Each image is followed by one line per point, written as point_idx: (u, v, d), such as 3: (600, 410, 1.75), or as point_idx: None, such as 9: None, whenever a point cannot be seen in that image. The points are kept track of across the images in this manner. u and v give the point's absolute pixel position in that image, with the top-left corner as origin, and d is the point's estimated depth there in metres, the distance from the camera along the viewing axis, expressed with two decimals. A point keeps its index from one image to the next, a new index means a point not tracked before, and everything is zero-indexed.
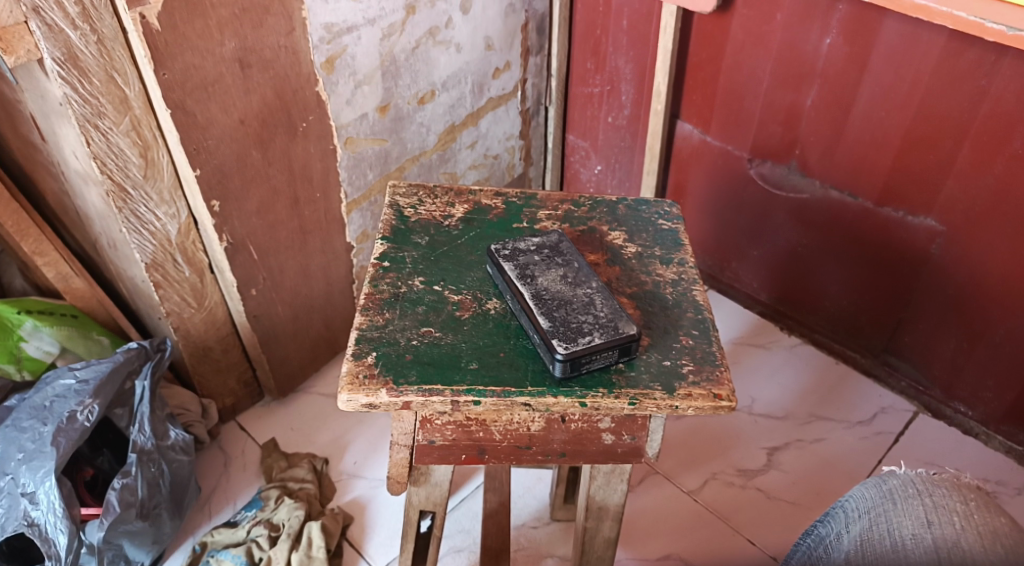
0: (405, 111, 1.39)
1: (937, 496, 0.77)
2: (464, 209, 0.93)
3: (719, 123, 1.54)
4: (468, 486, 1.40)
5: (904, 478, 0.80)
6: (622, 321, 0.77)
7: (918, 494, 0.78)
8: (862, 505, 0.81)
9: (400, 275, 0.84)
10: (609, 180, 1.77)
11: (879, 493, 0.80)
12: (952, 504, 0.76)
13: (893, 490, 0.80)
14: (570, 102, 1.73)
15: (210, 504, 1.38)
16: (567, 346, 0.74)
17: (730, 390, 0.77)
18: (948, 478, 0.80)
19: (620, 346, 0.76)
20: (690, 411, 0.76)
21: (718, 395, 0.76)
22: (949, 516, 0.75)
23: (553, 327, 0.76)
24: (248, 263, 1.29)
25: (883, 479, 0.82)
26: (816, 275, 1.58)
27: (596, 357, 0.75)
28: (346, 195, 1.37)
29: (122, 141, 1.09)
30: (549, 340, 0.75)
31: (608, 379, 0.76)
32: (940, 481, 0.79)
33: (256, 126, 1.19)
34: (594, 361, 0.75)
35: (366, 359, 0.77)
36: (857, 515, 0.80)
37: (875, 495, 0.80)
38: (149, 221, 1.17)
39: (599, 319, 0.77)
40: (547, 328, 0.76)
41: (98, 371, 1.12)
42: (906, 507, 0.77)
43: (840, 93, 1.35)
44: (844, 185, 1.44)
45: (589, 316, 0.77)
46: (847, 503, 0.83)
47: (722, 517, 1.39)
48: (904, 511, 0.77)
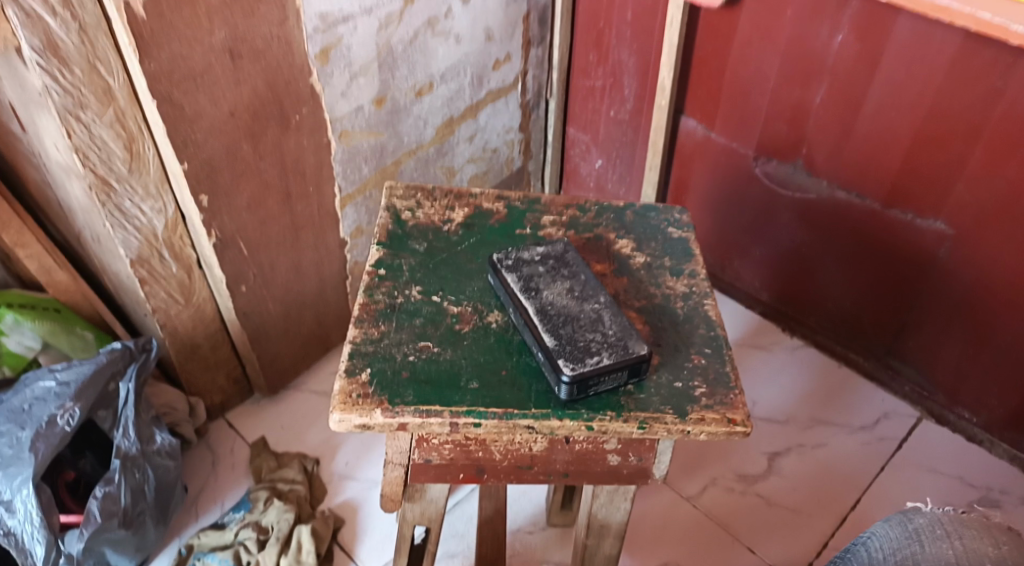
0: (402, 103, 1.35)
1: (967, 538, 0.74)
2: (464, 213, 0.89)
3: (724, 120, 1.50)
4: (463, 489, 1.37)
5: (931, 518, 0.77)
6: (632, 340, 0.73)
7: (945, 535, 0.75)
8: (886, 544, 0.78)
9: (397, 284, 0.80)
10: (610, 175, 1.73)
11: (904, 532, 0.77)
12: (981, 547, 0.73)
13: (918, 529, 0.77)
14: (571, 94, 1.69)
15: (197, 504, 1.35)
16: (573, 366, 0.70)
17: (745, 415, 0.73)
18: (977, 518, 0.77)
19: (630, 367, 0.72)
20: (703, 436, 0.73)
21: (732, 419, 0.72)
22: (980, 560, 0.72)
23: (559, 346, 0.72)
24: (237, 259, 1.25)
25: (908, 517, 0.79)
26: (819, 275, 1.54)
27: (603, 378, 0.71)
28: (340, 190, 1.33)
29: (105, 134, 1.04)
30: (555, 360, 0.71)
31: (617, 401, 0.72)
32: (968, 522, 0.76)
33: (246, 118, 1.14)
34: (602, 381, 0.71)
35: (359, 376, 0.73)
36: (881, 555, 0.77)
37: (900, 535, 0.77)
38: (134, 216, 1.13)
39: (607, 338, 0.73)
40: (553, 347, 0.72)
41: (80, 373, 1.07)
42: (933, 548, 0.74)
43: (850, 91, 1.31)
44: (851, 185, 1.40)
45: (597, 334, 0.73)
46: (869, 542, 0.80)
47: (722, 524, 1.36)
48: (933, 553, 0.74)
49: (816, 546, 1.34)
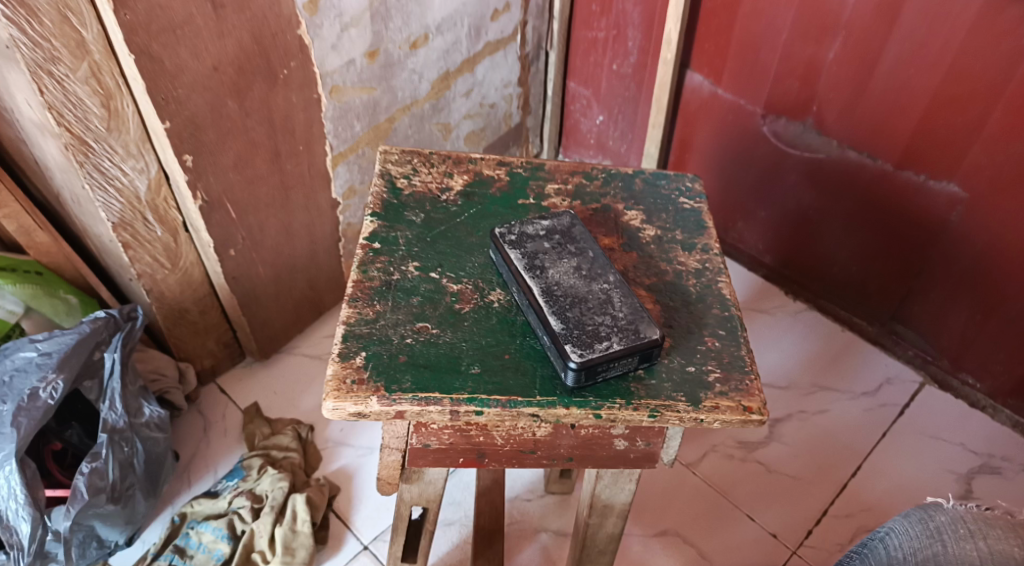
0: (396, 57, 1.29)
1: (993, 539, 0.73)
2: (464, 181, 0.84)
3: (732, 76, 1.44)
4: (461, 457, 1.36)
5: (952, 514, 0.76)
6: (643, 324, 0.69)
7: (969, 536, 0.73)
8: (906, 543, 0.76)
9: (393, 259, 0.76)
10: (611, 132, 1.67)
11: (925, 531, 0.75)
12: (1006, 550, 0.72)
13: (940, 528, 0.75)
14: (573, 47, 1.62)
15: (190, 471, 1.32)
16: (582, 353, 0.66)
17: (761, 402, 0.69)
18: (1001, 516, 0.75)
19: (641, 352, 0.68)
20: (716, 424, 0.70)
21: (748, 407, 0.69)
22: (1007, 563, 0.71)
23: (566, 330, 0.68)
24: (225, 222, 1.20)
25: (929, 514, 0.77)
26: (825, 238, 1.49)
27: (613, 364, 0.67)
28: (331, 148, 1.27)
29: (80, 90, 0.98)
30: (562, 346, 0.67)
31: (626, 388, 0.69)
32: (992, 521, 0.74)
33: (231, 73, 1.07)
34: (612, 367, 0.68)
35: (354, 360, 0.69)
36: (901, 554, 0.76)
37: (922, 534, 0.76)
38: (114, 177, 1.07)
39: (617, 321, 0.69)
40: (559, 331, 0.68)
41: (62, 343, 1.03)
42: (957, 551, 0.73)
43: (865, 48, 1.25)
44: (862, 146, 1.34)
45: (606, 318, 0.69)
46: (888, 538, 0.78)
47: (721, 492, 1.34)
48: (958, 555, 0.72)
49: (815, 514, 1.31)
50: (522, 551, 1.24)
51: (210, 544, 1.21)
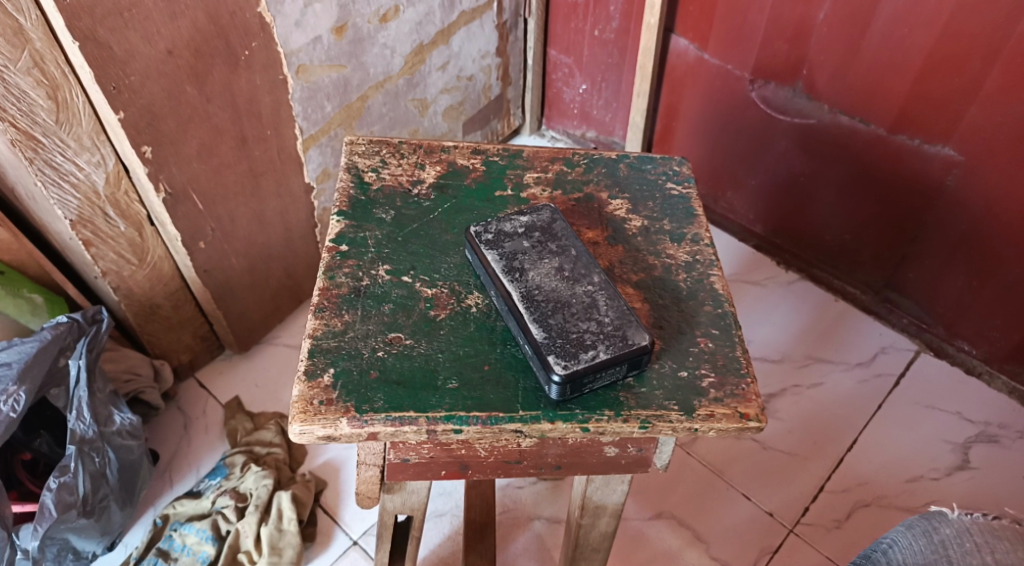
0: (365, 32, 1.22)
1: (1001, 552, 0.70)
2: (437, 172, 0.81)
3: (719, 40, 1.36)
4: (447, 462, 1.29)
5: (958, 526, 0.73)
6: (632, 330, 0.66)
7: (976, 550, 0.71)
8: (911, 557, 0.74)
9: (362, 263, 0.73)
10: (595, 101, 1.62)
11: (930, 545, 0.73)
12: (1015, 563, 0.69)
13: (946, 542, 0.72)
14: (553, 13, 1.55)
15: (171, 470, 1.28)
16: (566, 364, 0.63)
17: (759, 408, 0.67)
18: (1009, 526, 0.73)
19: (629, 360, 0.65)
20: (713, 432, 0.67)
21: (745, 414, 0.67)
22: None
23: (548, 340, 0.65)
24: (192, 214, 1.14)
25: (933, 527, 0.74)
26: (817, 206, 1.42)
27: (600, 374, 0.65)
28: (301, 131, 1.21)
29: (22, 82, 0.91)
30: (545, 357, 0.64)
31: (615, 398, 0.66)
32: (1000, 532, 0.72)
33: (188, 57, 1.00)
34: (599, 378, 0.65)
35: (321, 379, 0.66)
36: None
37: (926, 548, 0.73)
38: (68, 172, 1.01)
39: (603, 328, 0.66)
40: (541, 341, 0.65)
41: (22, 353, 1.00)
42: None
43: (857, 6, 1.18)
44: (854, 110, 1.27)
45: (592, 324, 0.66)
46: (891, 552, 0.76)
47: (716, 471, 1.29)
48: None
49: (811, 490, 1.27)
50: (515, 539, 1.19)
51: (195, 546, 1.17)
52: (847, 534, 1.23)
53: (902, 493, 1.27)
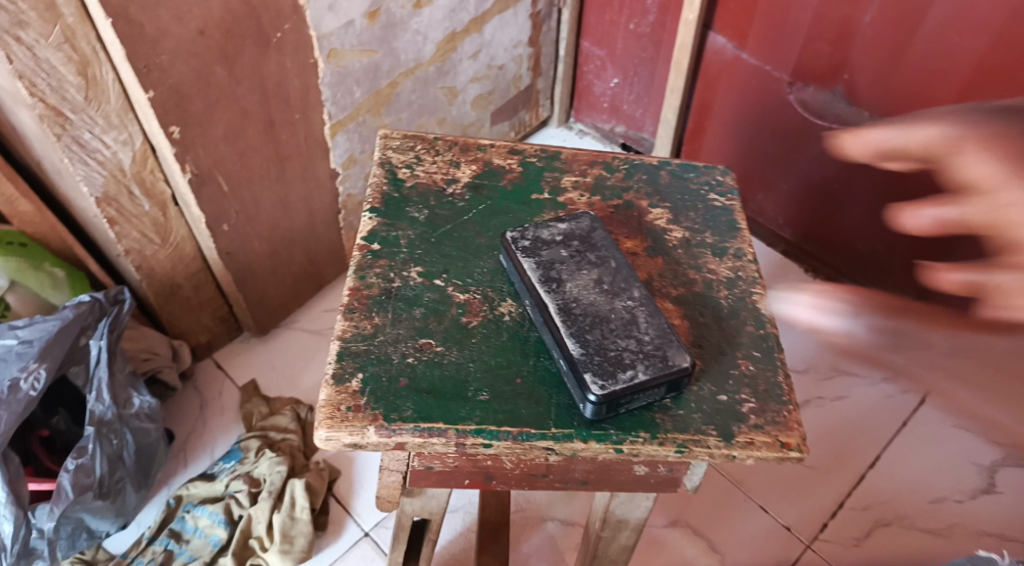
0: (398, 17, 1.20)
1: None
2: (472, 171, 0.87)
3: (758, 37, 1.31)
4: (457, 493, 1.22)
5: None
6: (672, 352, 0.69)
7: None
8: None
9: (393, 264, 0.79)
10: (626, 95, 1.59)
11: None
12: None
13: None
14: (588, 4, 1.52)
15: (185, 451, 1.28)
16: (602, 385, 0.67)
17: (800, 439, 0.71)
18: None
19: (669, 382, 0.69)
20: (753, 459, 0.71)
21: (786, 444, 0.71)
22: None
23: (587, 356, 0.69)
24: (216, 196, 1.12)
25: None
26: (849, 213, 1.38)
27: (637, 393, 0.69)
28: (329, 116, 1.19)
29: (53, 56, 0.90)
30: (582, 375, 0.68)
31: (651, 421, 0.71)
32: None
33: (219, 37, 0.98)
34: (635, 398, 0.69)
35: (349, 385, 0.71)
36: None
37: None
38: (95, 150, 1.00)
39: (642, 346, 0.69)
40: (579, 359, 0.69)
41: (44, 331, 1.01)
42: None
43: (908, 9, 1.13)
44: (895, 118, 1.23)
45: (632, 342, 0.70)
46: None
47: (735, 481, 1.27)
48: None
49: (831, 506, 1.25)
50: (528, 539, 1.18)
51: (207, 529, 1.17)
52: (866, 553, 1.21)
53: (924, 513, 1.25)
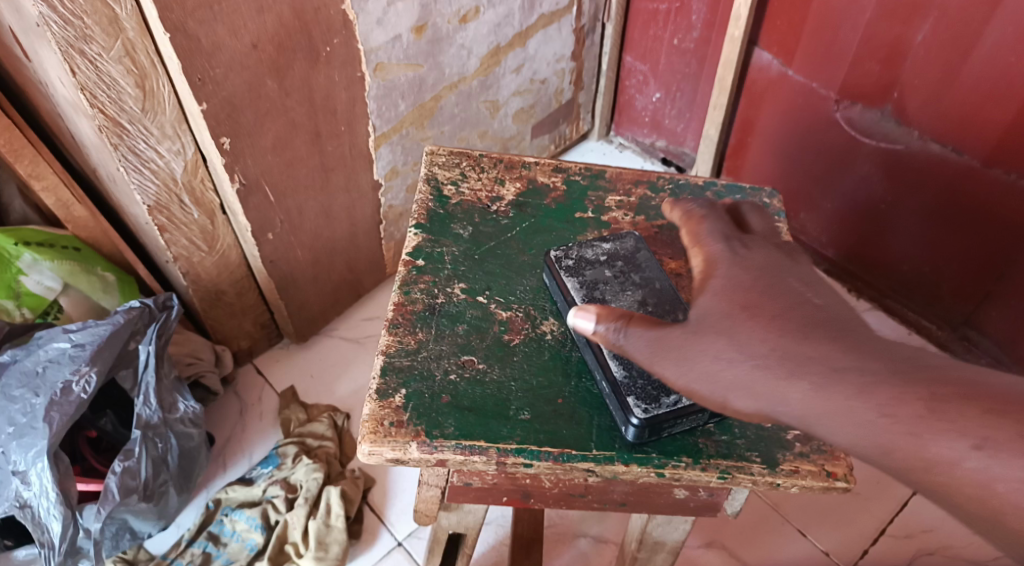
0: (444, 32, 1.21)
1: None
2: (515, 189, 0.91)
3: (806, 54, 1.29)
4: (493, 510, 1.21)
5: None
6: None
7: None
8: None
9: (437, 280, 0.82)
10: (668, 110, 1.58)
11: None
12: None
13: None
14: (631, 18, 1.51)
15: (225, 454, 1.30)
16: (646, 409, 0.70)
17: (846, 469, 0.73)
18: None
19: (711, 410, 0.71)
20: (796, 487, 0.73)
21: (832, 473, 0.73)
22: None
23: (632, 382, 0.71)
24: (263, 205, 1.14)
25: None
26: (896, 234, 1.34)
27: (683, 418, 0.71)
28: (374, 129, 1.20)
29: (113, 69, 0.92)
30: (626, 399, 0.71)
31: (694, 446, 0.73)
32: None
33: (271, 51, 1.00)
34: (681, 423, 0.71)
35: (392, 400, 0.73)
36: None
37: None
38: (149, 159, 1.02)
39: None
40: (623, 383, 0.71)
41: (96, 335, 1.05)
42: None
43: (962, 29, 1.10)
44: (947, 138, 1.19)
45: None
46: None
47: (773, 504, 1.25)
48: None
49: (872, 532, 1.23)
50: (560, 555, 1.18)
51: (244, 533, 1.18)
52: None
53: (968, 544, 1.22)
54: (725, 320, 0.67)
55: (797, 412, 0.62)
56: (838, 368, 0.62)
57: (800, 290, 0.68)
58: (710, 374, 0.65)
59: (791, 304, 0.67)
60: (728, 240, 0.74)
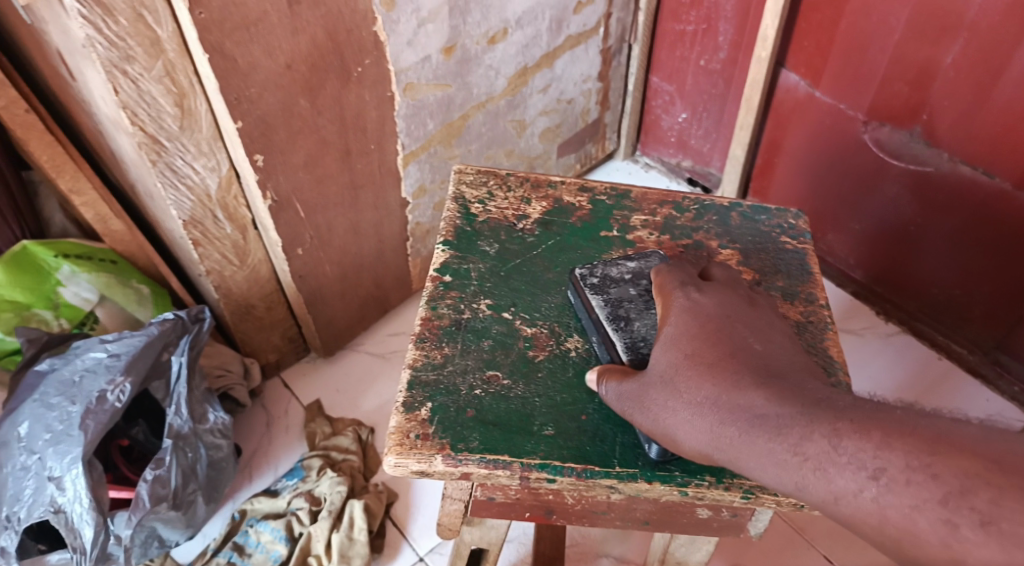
0: (473, 52, 1.23)
1: None
2: (542, 208, 0.92)
3: (833, 75, 1.28)
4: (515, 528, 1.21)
5: None
6: None
7: None
8: None
9: (464, 295, 0.83)
10: (694, 130, 1.59)
11: None
12: None
13: None
14: (658, 39, 1.52)
15: (251, 466, 1.31)
16: None
17: None
18: None
19: None
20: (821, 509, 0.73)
21: None
22: None
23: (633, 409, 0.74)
24: (294, 221, 1.16)
25: None
26: (926, 256, 1.33)
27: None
28: (403, 147, 1.22)
29: (154, 88, 0.94)
30: None
31: (718, 467, 0.73)
32: None
33: (304, 71, 1.02)
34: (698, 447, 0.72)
35: (418, 413, 0.74)
36: None
37: None
38: (185, 176, 1.04)
39: None
40: None
41: (131, 345, 1.07)
42: None
43: (991, 52, 1.08)
44: (978, 160, 1.18)
45: None
46: None
47: (797, 529, 1.24)
48: None
49: None
50: None
51: (268, 544, 1.19)
52: None
53: None
54: (670, 371, 0.68)
55: (728, 453, 0.63)
56: (761, 415, 0.62)
57: (744, 337, 0.69)
58: (663, 425, 0.67)
59: (733, 351, 0.67)
60: (683, 286, 0.74)
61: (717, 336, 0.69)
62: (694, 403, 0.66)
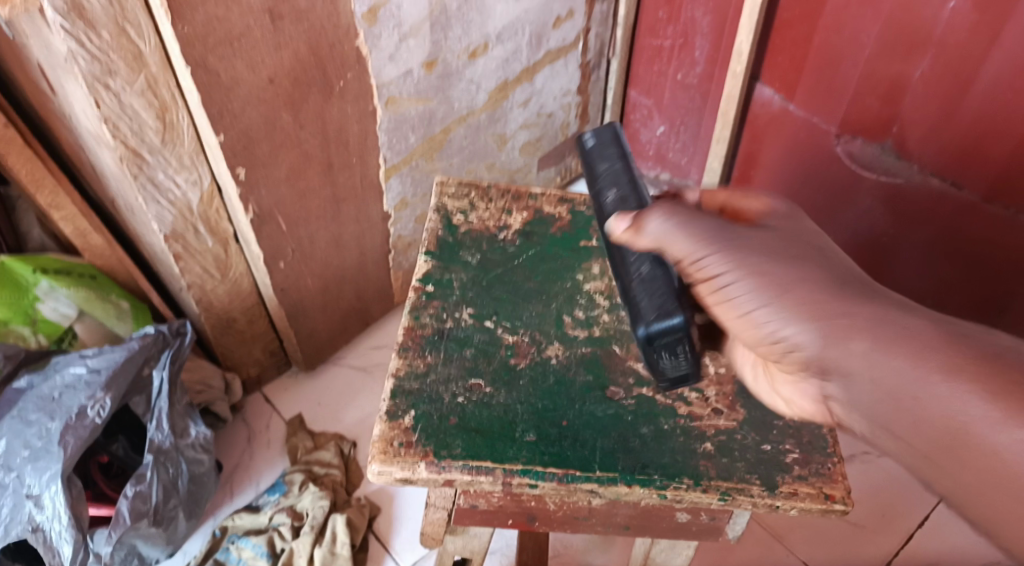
0: (454, 67, 1.24)
1: None
2: (523, 219, 0.94)
3: (807, 89, 1.30)
4: (498, 539, 1.21)
5: None
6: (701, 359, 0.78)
7: None
8: None
9: (446, 305, 0.84)
10: (672, 144, 1.60)
11: None
12: None
13: None
14: (636, 54, 1.54)
15: (232, 482, 1.31)
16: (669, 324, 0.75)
17: (845, 492, 0.75)
18: None
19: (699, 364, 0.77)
20: (796, 510, 0.75)
21: (830, 496, 0.75)
22: None
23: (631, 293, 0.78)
24: (276, 234, 1.17)
25: None
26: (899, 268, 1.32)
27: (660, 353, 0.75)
28: (385, 160, 1.23)
29: (136, 103, 0.95)
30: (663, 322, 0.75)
31: (697, 471, 0.75)
32: None
33: (287, 85, 1.03)
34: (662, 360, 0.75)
35: (401, 421, 0.74)
36: None
37: None
38: (167, 190, 1.05)
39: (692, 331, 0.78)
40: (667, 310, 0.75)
41: (111, 360, 1.07)
42: None
43: (958, 68, 1.10)
44: (948, 171, 1.18)
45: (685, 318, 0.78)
46: None
47: (777, 535, 1.25)
48: None
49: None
50: None
51: (250, 560, 1.19)
52: None
53: None
54: (782, 239, 0.73)
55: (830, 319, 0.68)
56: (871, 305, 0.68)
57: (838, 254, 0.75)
58: (758, 271, 0.70)
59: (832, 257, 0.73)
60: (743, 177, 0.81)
61: (809, 237, 0.74)
62: (801, 265, 0.70)
